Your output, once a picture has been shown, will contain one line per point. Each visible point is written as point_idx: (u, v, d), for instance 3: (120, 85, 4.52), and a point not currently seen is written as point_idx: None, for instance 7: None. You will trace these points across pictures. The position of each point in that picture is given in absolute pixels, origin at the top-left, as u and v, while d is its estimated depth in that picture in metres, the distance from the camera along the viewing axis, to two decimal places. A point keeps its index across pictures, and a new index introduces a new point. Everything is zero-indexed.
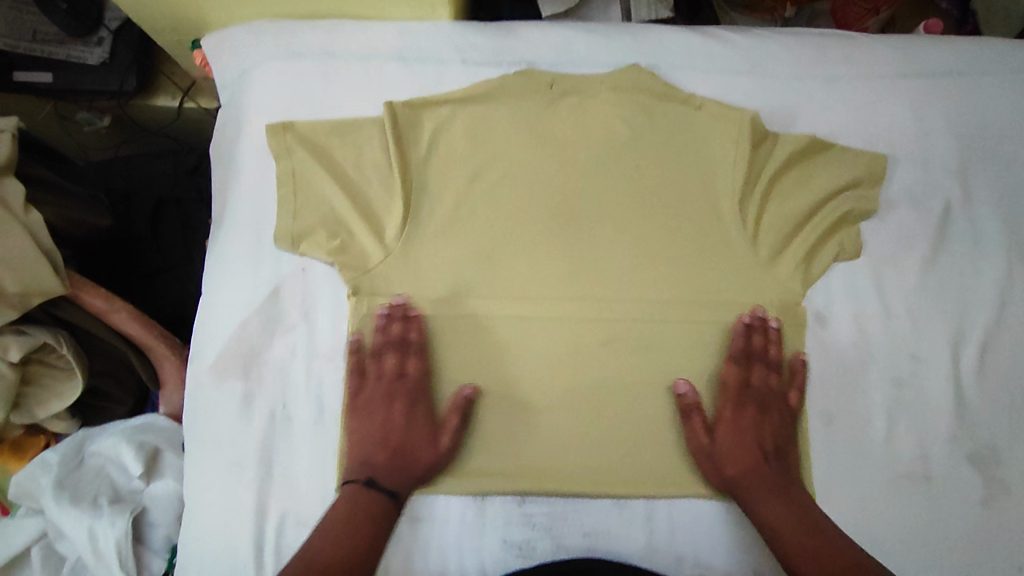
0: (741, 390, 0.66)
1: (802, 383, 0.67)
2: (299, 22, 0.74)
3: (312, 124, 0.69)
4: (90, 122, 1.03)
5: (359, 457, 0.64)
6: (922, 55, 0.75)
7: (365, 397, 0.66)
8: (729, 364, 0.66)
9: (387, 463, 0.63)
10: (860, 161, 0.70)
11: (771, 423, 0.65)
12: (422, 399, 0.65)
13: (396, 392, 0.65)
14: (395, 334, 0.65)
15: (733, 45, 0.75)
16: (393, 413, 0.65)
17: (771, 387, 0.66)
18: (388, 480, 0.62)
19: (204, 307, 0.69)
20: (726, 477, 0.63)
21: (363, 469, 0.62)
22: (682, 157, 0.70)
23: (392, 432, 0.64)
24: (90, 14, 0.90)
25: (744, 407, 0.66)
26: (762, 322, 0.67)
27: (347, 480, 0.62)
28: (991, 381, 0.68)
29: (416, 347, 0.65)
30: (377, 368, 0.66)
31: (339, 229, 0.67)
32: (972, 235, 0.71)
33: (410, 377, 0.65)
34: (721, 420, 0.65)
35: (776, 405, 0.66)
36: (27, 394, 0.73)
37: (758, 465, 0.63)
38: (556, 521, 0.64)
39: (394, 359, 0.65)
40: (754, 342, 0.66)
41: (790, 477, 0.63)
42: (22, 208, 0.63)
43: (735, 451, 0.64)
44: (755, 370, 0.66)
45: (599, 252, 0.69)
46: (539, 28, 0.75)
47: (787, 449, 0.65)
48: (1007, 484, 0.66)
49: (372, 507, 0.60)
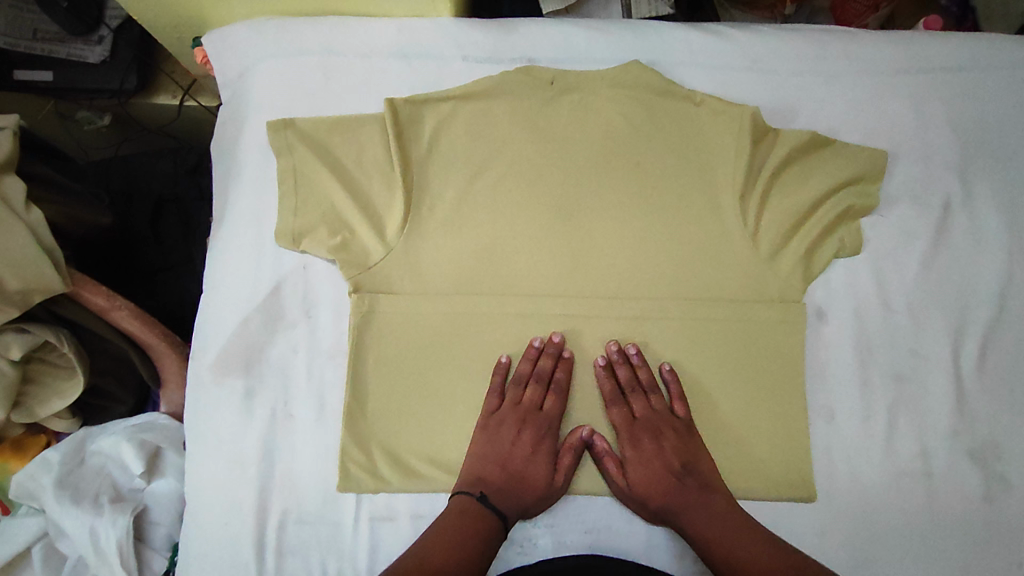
0: (631, 423, 0.65)
1: (678, 394, 0.66)
2: (298, 19, 0.74)
3: (313, 121, 0.69)
4: (90, 121, 1.03)
5: (474, 470, 0.63)
6: (922, 52, 0.75)
7: (498, 418, 0.65)
8: (611, 406, 0.65)
9: (502, 485, 0.62)
10: (861, 157, 0.70)
11: (669, 441, 0.64)
12: (549, 436, 0.65)
13: (529, 419, 0.65)
14: (543, 369, 0.65)
15: (733, 42, 0.75)
16: (521, 439, 0.64)
17: (656, 410, 0.65)
18: (498, 501, 0.61)
19: (205, 305, 0.69)
20: (652, 508, 0.63)
21: (477, 485, 0.62)
22: (683, 154, 0.70)
23: (514, 456, 0.64)
24: (90, 13, 0.90)
25: (639, 439, 0.65)
26: (621, 356, 0.66)
27: (460, 490, 0.61)
28: (991, 377, 0.68)
29: (560, 387, 0.65)
30: (516, 396, 0.65)
31: (340, 226, 0.67)
32: (972, 231, 0.71)
33: (545, 412, 0.65)
34: (628, 458, 0.64)
35: (668, 424, 0.65)
36: (28, 393, 0.73)
37: (672, 488, 0.62)
38: (557, 519, 0.64)
39: (536, 392, 0.65)
40: (622, 377, 0.66)
41: (708, 488, 0.62)
42: (23, 206, 0.63)
43: (649, 482, 0.63)
44: (635, 400, 0.66)
45: (599, 249, 0.69)
46: (539, 24, 0.75)
47: (696, 461, 0.64)
48: (1008, 480, 0.66)
49: (483, 524, 0.59)
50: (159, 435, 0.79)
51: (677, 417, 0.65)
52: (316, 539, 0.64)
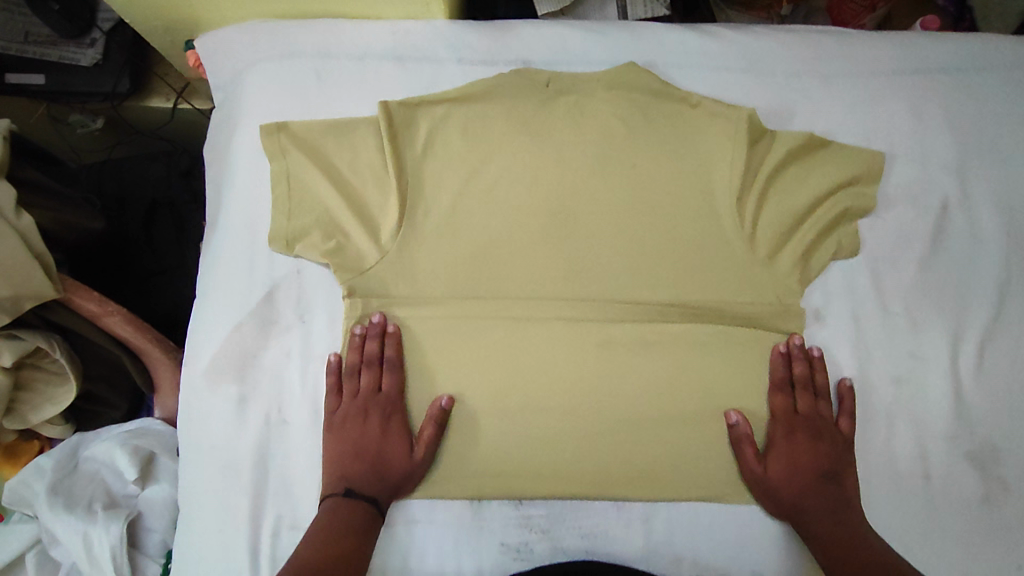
0: (792, 417, 0.64)
1: (851, 409, 0.65)
2: (292, 22, 0.74)
3: (307, 124, 0.69)
4: (84, 124, 1.03)
5: (335, 471, 0.62)
6: (918, 52, 0.75)
7: (342, 414, 0.64)
8: (775, 393, 0.65)
9: (365, 474, 0.62)
10: (858, 158, 0.70)
11: (826, 445, 0.64)
12: (395, 415, 0.64)
13: (370, 405, 0.64)
14: (370, 353, 0.64)
15: (730, 43, 0.75)
16: (368, 427, 0.63)
17: (821, 413, 0.65)
18: (366, 489, 0.61)
19: (199, 309, 0.68)
20: (781, 501, 0.62)
21: (341, 482, 0.62)
22: (679, 155, 0.69)
23: (367, 445, 0.63)
24: (83, 16, 0.90)
25: (795, 433, 0.64)
26: (802, 351, 0.66)
27: (325, 497, 0.61)
28: (990, 378, 0.68)
29: (392, 364, 0.64)
30: (353, 386, 0.65)
31: (334, 230, 0.66)
32: (970, 232, 0.71)
33: (384, 393, 0.64)
34: (774, 445, 0.64)
35: (829, 431, 0.64)
36: (21, 399, 0.72)
37: (815, 490, 0.62)
38: (554, 523, 0.64)
39: (370, 376, 0.64)
40: (796, 371, 0.65)
41: (847, 502, 0.62)
42: (14, 211, 0.62)
43: (790, 478, 0.62)
44: (801, 395, 0.65)
45: (595, 251, 0.68)
46: (534, 26, 0.75)
47: (845, 475, 0.63)
48: (1007, 483, 0.65)
49: (349, 518, 0.59)
50: (152, 440, 0.78)
51: (842, 430, 0.65)
52: None
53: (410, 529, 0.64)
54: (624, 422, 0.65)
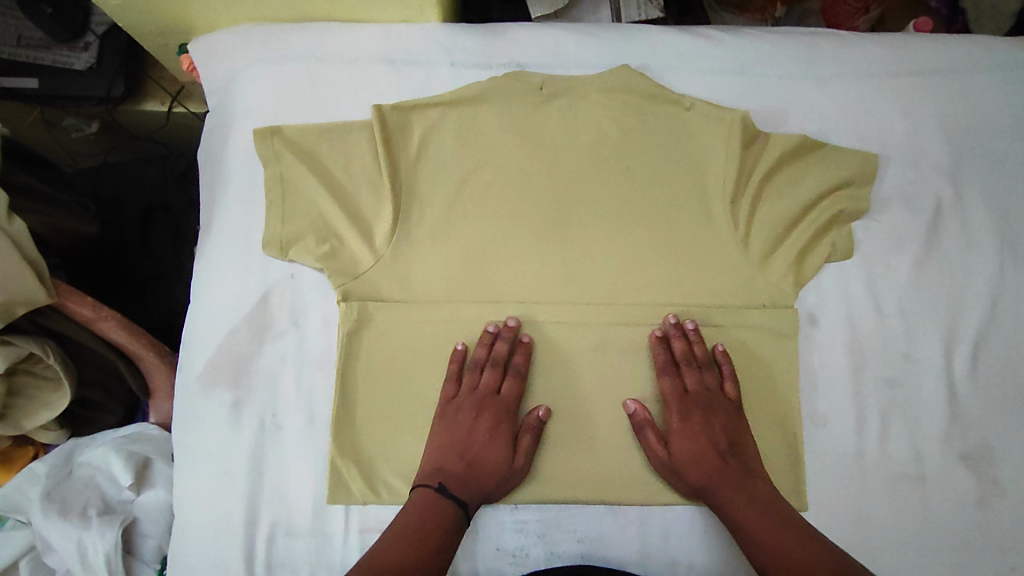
0: (682, 397, 0.64)
1: (732, 373, 0.65)
2: (285, 26, 0.74)
3: (300, 128, 0.69)
4: (78, 128, 1.02)
5: (434, 462, 0.61)
6: (912, 54, 0.75)
7: (456, 406, 0.64)
8: (662, 377, 0.65)
9: (462, 474, 0.61)
10: (852, 160, 0.70)
11: (718, 417, 0.63)
12: (507, 419, 0.64)
13: (485, 404, 0.64)
14: (499, 354, 0.64)
15: (723, 45, 0.75)
16: (477, 425, 0.63)
17: (707, 387, 0.64)
18: (459, 488, 0.60)
19: (193, 313, 0.68)
20: (690, 483, 0.62)
21: (436, 475, 0.60)
22: (672, 158, 0.69)
23: (473, 442, 0.62)
24: (76, 20, 0.90)
25: (689, 412, 0.63)
26: (676, 329, 0.65)
27: (418, 485, 0.60)
28: (984, 380, 0.68)
29: (518, 371, 0.64)
30: (472, 382, 0.64)
31: (328, 234, 0.66)
32: (964, 234, 0.71)
33: (502, 396, 0.64)
34: (672, 429, 0.63)
35: (719, 403, 0.64)
36: (14, 405, 0.72)
37: (716, 464, 0.61)
38: (550, 528, 0.64)
39: (492, 376, 0.64)
40: (676, 349, 0.65)
41: (750, 471, 0.61)
42: (6, 216, 0.61)
43: (693, 457, 0.62)
44: (687, 372, 0.64)
45: (587, 254, 0.68)
46: (527, 29, 0.75)
47: (741, 443, 0.63)
48: (1002, 484, 0.65)
49: (441, 512, 0.58)
50: (148, 446, 0.78)
51: (728, 398, 0.65)
52: (306, 551, 0.63)
53: None
54: (618, 425, 0.65)
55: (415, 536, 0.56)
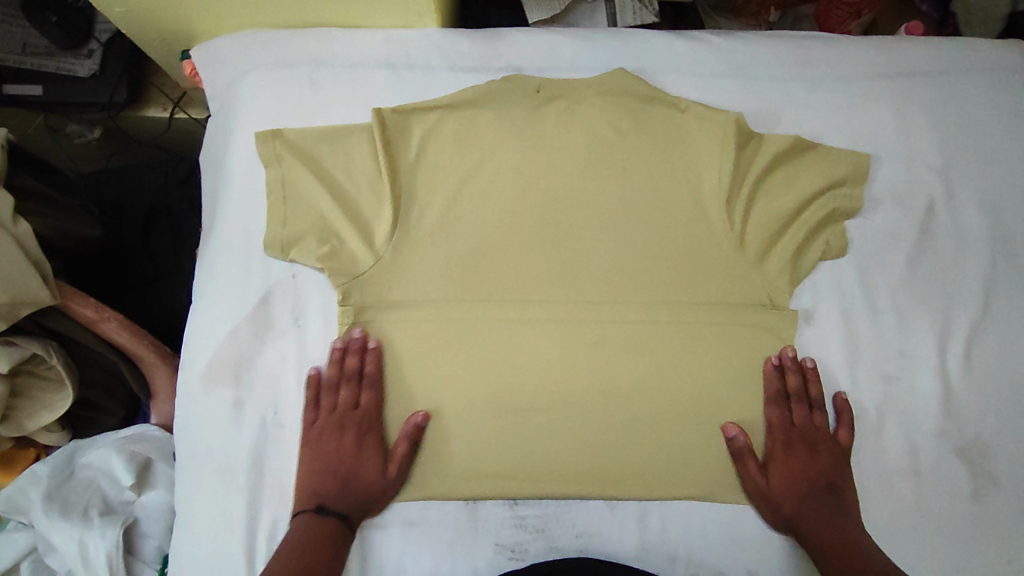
0: (788, 428, 0.65)
1: (850, 421, 0.66)
2: (286, 31, 0.75)
3: (301, 131, 0.70)
4: (81, 135, 1.04)
5: (308, 487, 0.63)
6: (902, 57, 0.77)
7: (318, 429, 0.65)
8: (770, 407, 0.66)
9: (338, 491, 0.62)
10: (845, 160, 0.71)
11: (824, 457, 0.64)
12: (372, 430, 0.65)
13: (346, 420, 0.65)
14: (350, 369, 0.65)
15: (717, 49, 0.76)
16: (343, 443, 0.64)
17: (816, 425, 0.66)
18: (336, 505, 0.62)
19: (196, 314, 0.69)
20: (782, 513, 0.63)
21: (313, 499, 0.62)
22: (668, 157, 0.70)
23: (342, 460, 0.63)
24: (81, 28, 0.91)
25: (793, 446, 0.65)
26: (795, 363, 0.66)
27: (295, 513, 0.61)
28: (978, 375, 0.68)
29: (372, 380, 0.65)
30: (330, 401, 0.65)
31: (329, 235, 0.67)
32: (956, 232, 0.72)
33: (361, 409, 0.65)
34: (773, 457, 0.65)
35: (826, 444, 0.65)
36: (18, 407, 0.73)
37: (812, 502, 0.62)
38: (549, 523, 0.65)
39: (347, 393, 0.65)
40: (789, 382, 0.66)
41: (847, 512, 0.62)
42: (11, 218, 0.62)
43: (790, 489, 0.63)
44: (797, 408, 0.66)
45: (585, 254, 0.69)
46: (525, 34, 0.76)
47: (842, 485, 0.64)
48: (997, 478, 0.66)
49: (324, 531, 0.60)
50: (149, 447, 0.78)
51: (839, 442, 0.65)
52: None
53: (406, 532, 0.64)
54: (614, 422, 0.66)
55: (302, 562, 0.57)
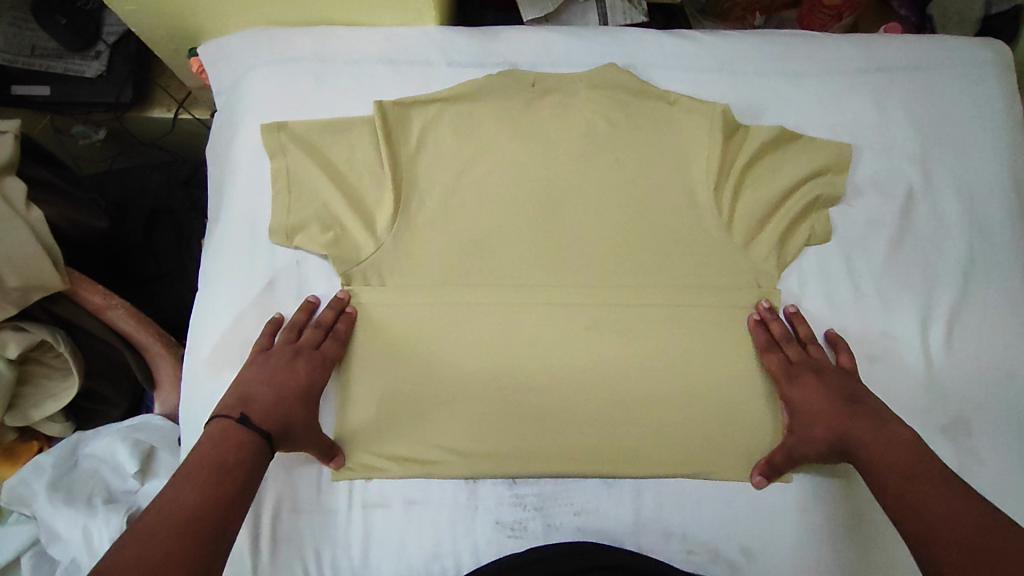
0: (790, 367, 0.67)
1: (843, 345, 0.69)
2: (290, 29, 0.78)
3: (305, 123, 0.72)
4: (85, 135, 1.05)
5: (240, 396, 0.61)
6: (880, 53, 0.80)
7: (270, 352, 0.65)
8: (766, 355, 0.68)
9: (266, 410, 0.60)
10: (827, 150, 0.74)
11: (833, 378, 0.65)
12: (321, 376, 0.65)
13: (303, 352, 0.65)
14: (324, 319, 0.67)
15: (703, 45, 0.79)
16: (291, 369, 0.64)
17: (814, 357, 0.67)
18: (260, 421, 0.59)
19: (203, 301, 0.71)
20: (828, 443, 0.62)
21: (237, 408, 0.59)
22: (659, 147, 0.73)
23: (285, 384, 0.63)
24: (88, 29, 0.94)
25: (803, 378, 0.65)
26: (772, 311, 0.69)
27: (216, 417, 0.58)
28: (960, 355, 0.71)
29: (339, 336, 0.67)
30: (290, 336, 0.66)
31: (331, 222, 0.70)
32: (935, 219, 0.75)
33: (320, 352, 0.66)
34: (790, 401, 0.65)
35: (832, 367, 0.66)
36: (24, 394, 0.74)
37: (845, 417, 0.61)
38: (546, 501, 0.66)
39: (313, 334, 0.66)
40: (775, 331, 0.68)
41: (881, 414, 0.61)
42: (24, 204, 0.65)
43: (818, 418, 0.63)
44: (791, 347, 0.68)
45: (579, 238, 0.72)
46: (520, 31, 0.79)
47: (862, 394, 0.63)
48: (980, 454, 0.68)
49: (239, 442, 0.56)
50: (152, 435, 0.79)
51: (842, 365, 0.67)
52: (311, 527, 0.65)
53: (408, 510, 0.65)
54: (610, 401, 0.68)
55: (214, 478, 0.53)
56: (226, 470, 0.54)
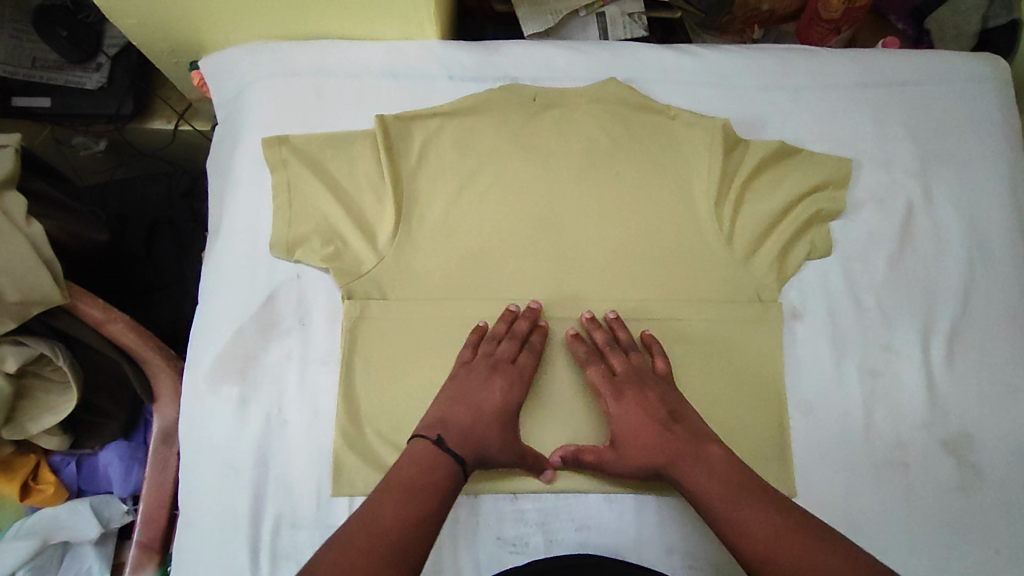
0: (611, 381, 0.65)
1: (661, 349, 0.67)
2: (291, 43, 0.78)
3: (306, 137, 0.72)
4: (87, 146, 1.06)
5: (439, 415, 0.61)
6: (879, 67, 0.81)
7: (471, 367, 0.64)
8: (588, 368, 0.66)
9: (467, 431, 0.60)
10: (826, 165, 0.74)
11: (655, 392, 0.64)
12: (520, 389, 0.65)
13: (500, 367, 0.64)
14: (520, 330, 0.66)
15: (703, 60, 0.80)
16: (491, 385, 0.63)
17: (634, 364, 0.65)
18: (458, 447, 0.59)
19: (201, 315, 0.71)
20: (647, 463, 0.61)
21: (435, 428, 0.60)
22: (659, 163, 0.74)
23: (488, 400, 0.62)
24: (89, 41, 0.94)
25: (624, 392, 0.64)
26: (593, 323, 0.68)
27: (416, 436, 0.59)
28: (960, 369, 0.71)
29: (535, 348, 0.66)
30: (490, 349, 0.65)
31: (333, 236, 0.70)
32: (935, 233, 0.75)
33: (520, 366, 0.65)
34: (611, 416, 0.64)
35: (652, 379, 0.65)
36: (22, 409, 0.73)
37: (665, 439, 0.61)
38: (548, 517, 0.66)
39: (509, 347, 0.65)
40: (597, 340, 0.67)
41: (697, 434, 0.61)
42: (24, 219, 0.65)
43: (636, 438, 0.62)
44: (614, 357, 0.66)
45: (580, 253, 0.72)
46: (522, 45, 0.80)
47: (680, 410, 0.63)
48: (981, 469, 0.68)
49: (435, 466, 0.57)
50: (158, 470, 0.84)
51: (661, 373, 0.66)
52: (310, 545, 0.64)
53: None
54: None
55: (409, 499, 0.54)
56: (418, 497, 0.55)
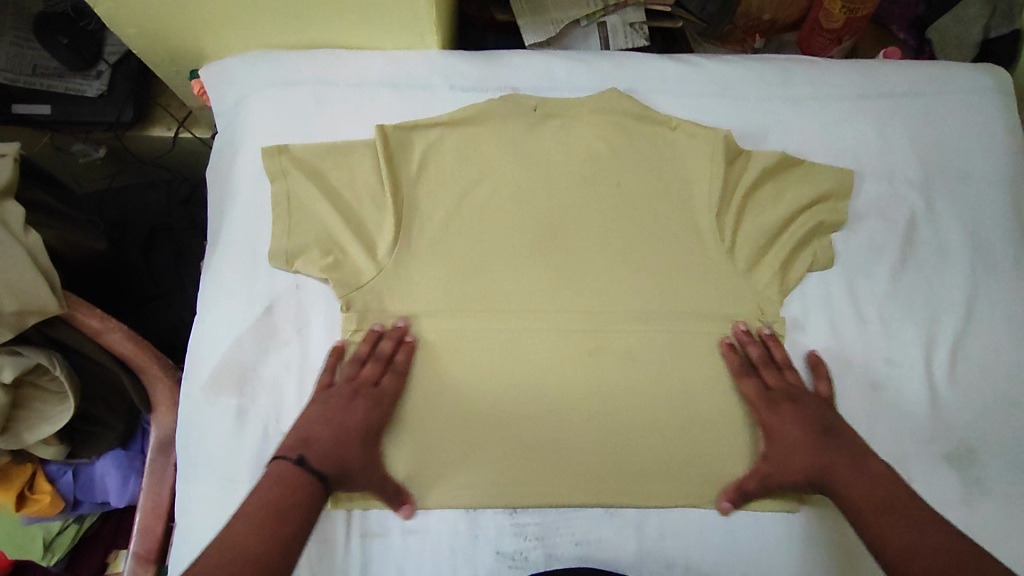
0: (766, 394, 0.66)
1: (825, 373, 0.68)
2: (291, 53, 0.78)
3: (306, 146, 0.72)
4: (86, 154, 1.05)
5: (300, 436, 0.62)
6: (881, 78, 0.80)
7: (333, 392, 0.65)
8: (742, 380, 0.67)
9: (325, 451, 0.61)
10: (829, 176, 0.74)
11: (811, 406, 0.65)
12: (380, 412, 0.65)
13: (361, 391, 0.64)
14: (382, 352, 0.66)
15: (705, 70, 0.80)
16: (353, 409, 0.64)
17: (792, 382, 0.67)
18: (320, 464, 0.60)
19: (200, 327, 0.70)
20: (801, 473, 0.63)
21: (296, 449, 0.60)
22: (660, 174, 0.73)
23: (348, 422, 0.63)
24: (90, 49, 0.94)
25: (778, 406, 0.65)
26: (747, 335, 0.69)
27: (278, 456, 0.60)
28: (964, 381, 0.70)
29: (399, 368, 0.66)
30: (351, 371, 0.66)
31: (332, 247, 0.69)
32: (938, 245, 0.75)
33: (381, 388, 0.65)
34: (767, 427, 0.65)
35: (808, 396, 0.66)
36: (17, 419, 0.71)
37: (822, 450, 0.62)
38: (547, 531, 0.65)
39: (372, 369, 0.65)
40: (751, 353, 0.68)
41: (855, 448, 0.62)
42: (22, 228, 0.64)
43: (790, 450, 0.63)
44: (767, 373, 0.67)
45: (580, 264, 0.71)
46: (523, 55, 0.80)
47: (841, 427, 0.64)
48: (985, 483, 0.67)
49: (299, 484, 0.58)
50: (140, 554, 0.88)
51: (821, 394, 0.67)
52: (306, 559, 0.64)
53: (406, 540, 0.64)
54: (611, 429, 0.67)
55: (271, 519, 0.54)
56: (280, 515, 0.55)
